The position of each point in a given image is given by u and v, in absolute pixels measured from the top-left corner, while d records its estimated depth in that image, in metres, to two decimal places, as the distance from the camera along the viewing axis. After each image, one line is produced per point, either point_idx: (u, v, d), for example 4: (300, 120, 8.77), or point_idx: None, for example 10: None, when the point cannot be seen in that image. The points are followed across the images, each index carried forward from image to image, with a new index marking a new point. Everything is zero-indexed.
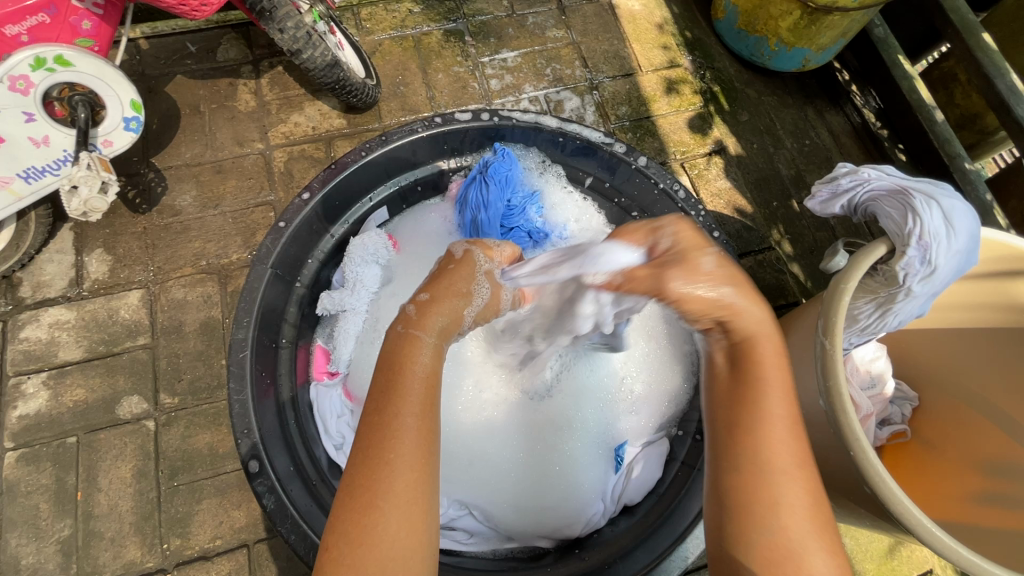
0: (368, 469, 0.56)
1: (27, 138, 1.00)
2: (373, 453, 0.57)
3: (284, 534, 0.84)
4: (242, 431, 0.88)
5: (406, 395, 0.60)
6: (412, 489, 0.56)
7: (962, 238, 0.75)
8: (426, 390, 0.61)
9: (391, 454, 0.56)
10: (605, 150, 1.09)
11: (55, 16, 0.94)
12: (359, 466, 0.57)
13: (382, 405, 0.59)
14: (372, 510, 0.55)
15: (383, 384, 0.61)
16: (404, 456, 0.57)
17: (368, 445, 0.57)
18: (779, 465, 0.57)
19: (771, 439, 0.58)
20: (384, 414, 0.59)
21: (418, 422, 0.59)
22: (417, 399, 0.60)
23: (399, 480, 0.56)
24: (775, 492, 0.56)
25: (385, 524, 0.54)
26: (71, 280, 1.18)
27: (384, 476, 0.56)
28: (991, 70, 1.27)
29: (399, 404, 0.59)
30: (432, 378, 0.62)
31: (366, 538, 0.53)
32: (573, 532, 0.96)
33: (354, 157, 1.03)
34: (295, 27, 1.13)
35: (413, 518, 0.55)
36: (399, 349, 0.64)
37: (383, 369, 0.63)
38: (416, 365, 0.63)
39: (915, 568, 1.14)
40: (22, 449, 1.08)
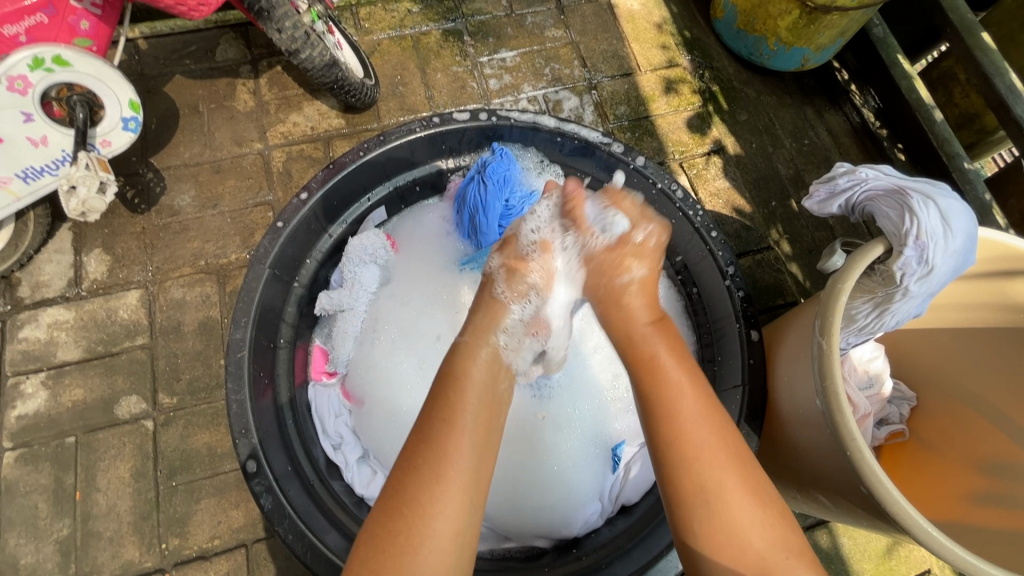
0: (407, 488, 0.59)
1: (26, 138, 1.00)
2: (416, 474, 0.60)
3: (282, 534, 0.84)
4: (240, 431, 0.88)
5: (459, 421, 0.64)
6: (453, 510, 0.58)
7: (958, 238, 0.75)
8: (479, 414, 0.65)
9: (438, 474, 0.60)
10: (603, 150, 1.09)
11: (54, 16, 0.94)
12: (399, 484, 0.60)
13: (432, 429, 0.63)
14: (407, 529, 0.57)
15: (435, 408, 0.65)
16: (448, 478, 0.60)
17: (413, 464, 0.61)
18: (704, 461, 0.63)
19: (683, 437, 0.65)
20: (434, 438, 0.62)
21: (470, 445, 0.63)
22: (467, 424, 0.64)
23: (441, 503, 0.58)
24: (712, 484, 0.62)
25: (419, 541, 0.57)
26: (70, 280, 1.18)
27: (424, 497, 0.58)
28: (990, 69, 1.26)
29: (448, 430, 0.63)
30: (485, 405, 0.67)
31: (396, 557, 0.56)
32: (570, 531, 0.97)
33: (352, 157, 1.03)
34: (293, 27, 1.13)
35: (447, 540, 0.58)
36: (452, 371, 0.69)
37: (438, 390, 0.67)
38: (467, 392, 0.67)
39: (913, 568, 1.14)
40: (21, 449, 1.08)
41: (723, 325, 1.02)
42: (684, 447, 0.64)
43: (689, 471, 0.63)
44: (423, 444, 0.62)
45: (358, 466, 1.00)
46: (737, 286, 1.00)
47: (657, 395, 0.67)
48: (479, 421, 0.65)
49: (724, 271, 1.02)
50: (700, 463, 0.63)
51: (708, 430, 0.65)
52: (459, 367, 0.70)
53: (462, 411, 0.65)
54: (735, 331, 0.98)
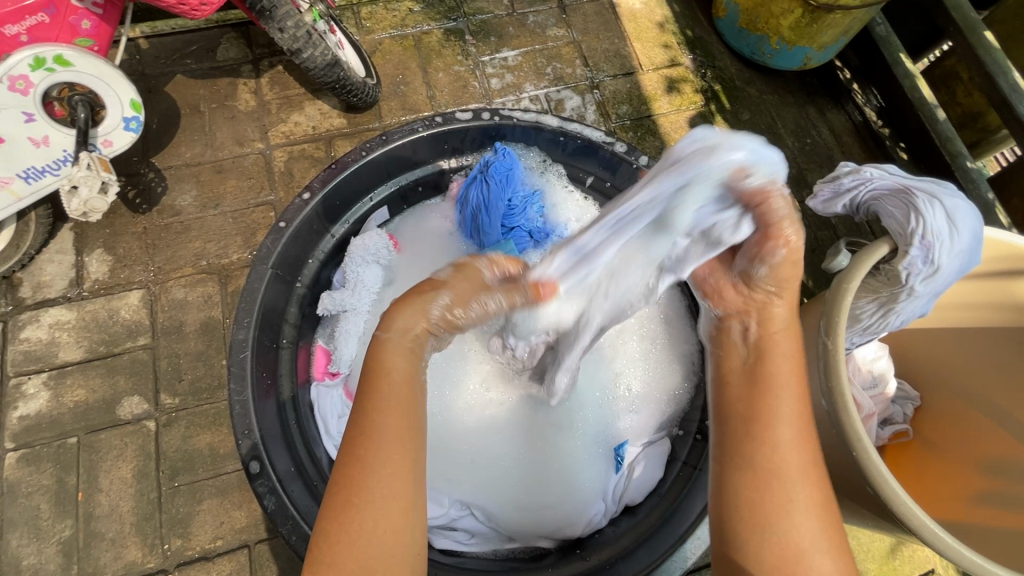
0: (343, 475, 0.57)
1: (26, 138, 0.99)
2: (349, 462, 0.57)
3: (284, 535, 0.84)
4: (242, 432, 0.88)
5: (382, 399, 0.60)
6: (390, 494, 0.56)
7: (964, 237, 0.75)
8: (402, 395, 0.61)
9: (365, 459, 0.57)
10: (606, 149, 1.09)
11: (55, 16, 0.93)
12: (338, 473, 0.57)
13: (358, 411, 0.60)
14: (349, 517, 0.55)
15: (360, 389, 0.61)
16: (378, 460, 0.57)
17: (347, 453, 0.58)
18: (790, 475, 0.57)
19: (776, 449, 0.59)
20: (362, 424, 0.59)
21: (393, 423, 0.59)
22: (392, 403, 0.60)
23: (376, 489, 0.56)
24: (787, 502, 0.56)
25: (361, 531, 0.55)
26: (71, 281, 1.18)
27: (357, 483, 0.56)
28: (993, 68, 1.26)
29: (377, 414, 0.59)
30: (407, 378, 0.63)
31: (345, 548, 0.54)
32: (574, 532, 0.96)
33: (354, 158, 1.03)
34: (295, 26, 1.13)
35: (393, 525, 0.56)
36: (373, 352, 0.64)
37: (362, 372, 0.63)
38: (391, 366, 0.63)
39: (917, 568, 1.14)
40: (22, 450, 1.08)
41: None
42: (772, 458, 0.58)
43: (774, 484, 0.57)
44: (351, 430, 0.59)
45: None
46: None
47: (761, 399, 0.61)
48: (405, 403, 0.61)
49: None
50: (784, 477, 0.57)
51: (801, 442, 0.59)
52: (386, 345, 0.65)
53: (385, 392, 0.61)
54: None
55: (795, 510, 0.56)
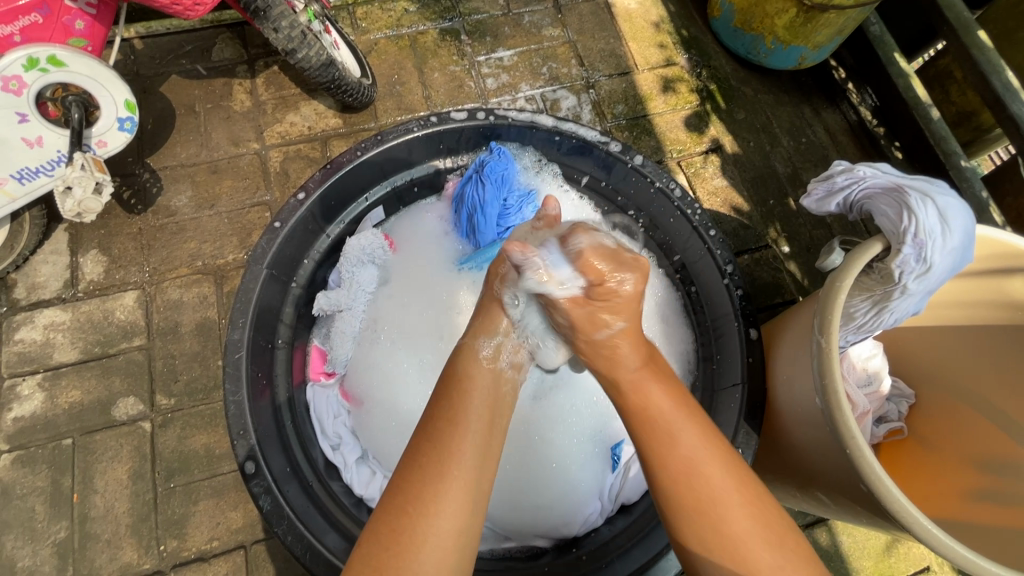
0: (414, 486, 0.61)
1: (21, 139, 0.99)
2: (421, 474, 0.61)
3: (280, 536, 0.84)
4: (238, 432, 0.87)
5: (463, 421, 0.65)
6: (458, 510, 0.60)
7: (957, 235, 0.75)
8: (482, 416, 0.67)
9: (445, 474, 0.61)
10: (601, 148, 1.09)
11: (48, 16, 0.93)
12: (404, 485, 0.61)
13: (432, 435, 0.64)
14: (411, 528, 0.58)
15: (440, 409, 0.66)
16: (450, 478, 0.61)
17: (417, 465, 0.62)
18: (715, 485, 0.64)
19: (688, 477, 0.64)
20: (437, 437, 0.64)
21: (472, 445, 0.64)
22: (473, 430, 0.65)
23: (442, 499, 0.60)
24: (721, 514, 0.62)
25: (422, 540, 0.58)
26: (66, 281, 1.18)
27: (430, 494, 0.60)
28: (986, 67, 1.27)
29: (450, 426, 0.65)
30: (487, 406, 0.68)
31: (397, 552, 0.57)
32: (569, 531, 0.97)
33: (349, 157, 1.02)
34: (290, 26, 1.13)
35: (449, 538, 0.59)
36: (455, 372, 0.71)
37: (442, 391, 0.69)
38: (470, 398, 0.68)
39: (912, 566, 1.15)
40: (17, 451, 1.08)
41: (722, 324, 1.01)
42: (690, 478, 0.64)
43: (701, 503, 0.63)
44: (428, 444, 0.63)
45: (357, 467, 0.99)
46: (735, 284, 1.00)
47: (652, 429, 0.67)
48: (482, 421, 0.66)
49: (723, 270, 1.01)
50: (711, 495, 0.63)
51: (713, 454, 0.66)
52: (462, 373, 0.70)
53: (465, 412, 0.66)
54: (735, 329, 0.98)
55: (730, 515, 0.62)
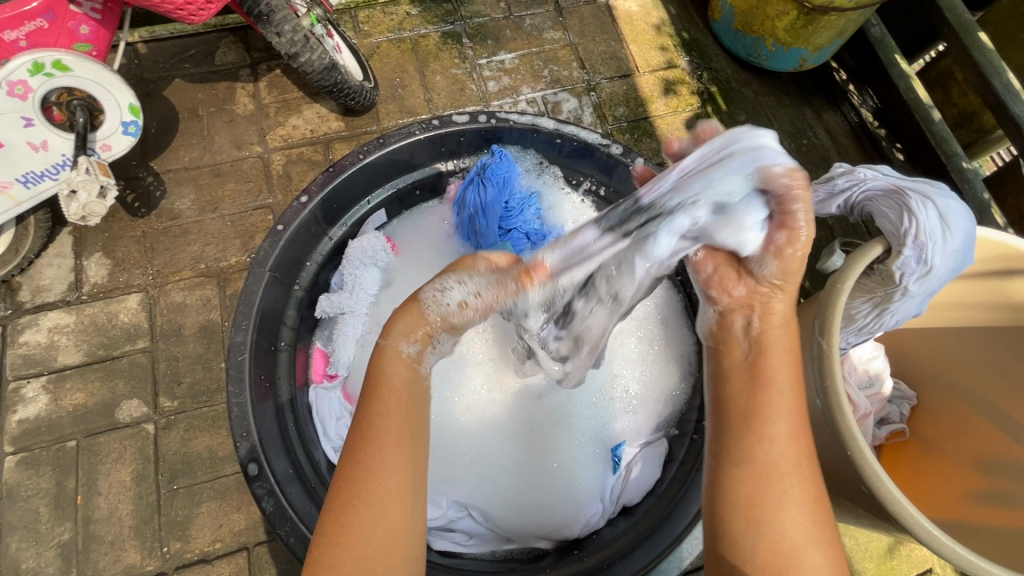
0: (349, 480, 0.59)
1: (26, 143, 1.00)
2: (352, 468, 0.60)
3: (283, 537, 0.85)
4: (241, 433, 0.89)
5: (387, 408, 0.63)
6: (390, 499, 0.59)
7: (957, 237, 0.76)
8: (403, 401, 0.64)
9: (376, 466, 0.59)
10: (602, 151, 1.10)
11: (53, 21, 0.94)
12: (338, 482, 0.60)
13: (358, 426, 0.62)
14: (354, 522, 0.57)
15: (364, 400, 0.64)
16: (379, 468, 0.59)
17: (352, 460, 0.60)
18: (786, 473, 0.59)
19: (769, 459, 0.59)
20: (368, 427, 0.61)
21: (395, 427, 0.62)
22: (398, 413, 0.63)
23: (378, 492, 0.58)
24: (780, 498, 0.58)
25: (365, 531, 0.57)
26: (71, 284, 1.18)
27: (365, 487, 0.58)
28: (987, 69, 1.27)
29: (380, 417, 0.62)
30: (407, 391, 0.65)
31: (344, 549, 0.56)
32: (572, 532, 0.96)
33: (352, 160, 1.04)
34: (292, 30, 1.13)
35: (393, 526, 0.58)
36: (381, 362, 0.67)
37: (367, 381, 0.66)
38: (391, 381, 0.65)
39: (915, 567, 1.14)
40: (22, 453, 1.08)
41: None
42: (769, 457, 0.60)
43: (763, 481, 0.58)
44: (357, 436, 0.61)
45: None
46: None
47: (759, 404, 0.62)
48: (407, 407, 0.64)
49: None
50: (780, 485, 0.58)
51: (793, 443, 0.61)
52: (390, 359, 0.67)
53: (388, 398, 0.64)
54: None
55: (786, 506, 0.57)
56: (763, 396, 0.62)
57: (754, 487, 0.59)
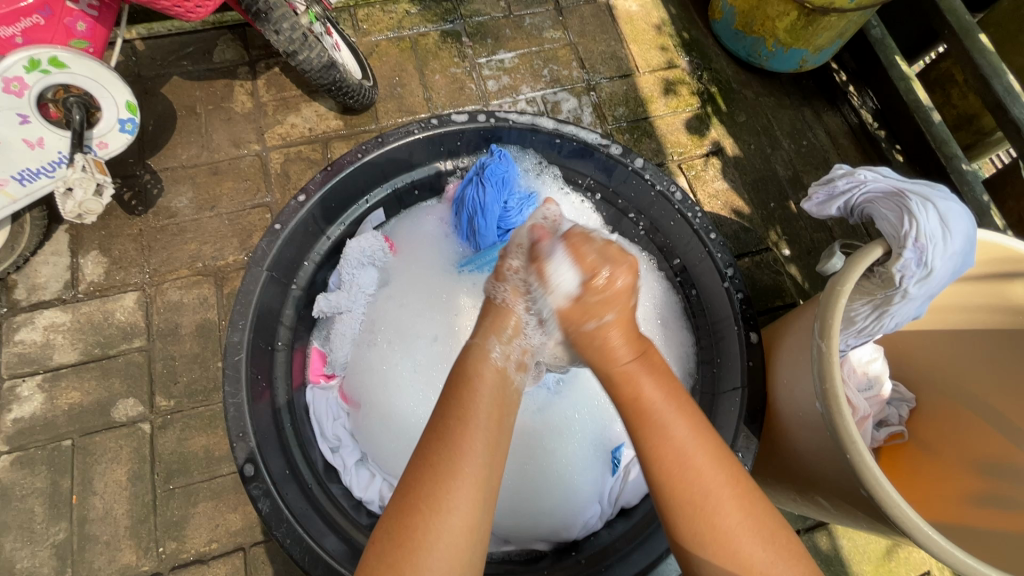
0: (424, 482, 0.60)
1: (22, 140, 0.99)
2: (433, 470, 0.60)
3: (279, 538, 0.83)
4: (237, 435, 0.87)
5: (473, 417, 0.64)
6: (465, 507, 0.59)
7: (958, 240, 0.75)
8: (491, 414, 0.65)
9: (456, 470, 0.60)
10: (601, 151, 1.09)
11: (50, 17, 0.93)
12: (414, 482, 0.60)
13: (440, 432, 0.62)
14: (423, 525, 0.58)
15: (449, 404, 0.65)
16: (462, 473, 0.60)
17: (427, 462, 0.61)
18: (686, 450, 0.64)
19: (661, 449, 0.64)
20: (448, 432, 0.62)
21: (482, 438, 0.63)
22: (481, 422, 0.64)
23: (455, 497, 0.59)
24: (694, 483, 0.63)
25: (433, 536, 0.57)
26: (67, 282, 1.18)
27: (441, 492, 0.59)
28: (987, 71, 1.27)
29: (461, 422, 0.63)
30: (496, 405, 0.66)
31: (412, 551, 0.57)
32: (569, 534, 0.96)
33: (350, 159, 1.03)
34: (291, 28, 1.12)
35: (460, 537, 0.58)
36: (464, 370, 0.68)
37: (450, 388, 0.67)
38: (478, 390, 0.66)
39: (913, 570, 1.14)
40: (17, 452, 1.08)
41: (723, 327, 1.01)
42: (659, 439, 0.64)
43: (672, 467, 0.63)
44: (435, 438, 0.62)
45: (356, 469, 1.00)
46: (736, 287, 1.00)
47: (637, 406, 0.66)
48: (491, 419, 0.65)
49: (723, 273, 1.01)
50: (686, 470, 0.63)
51: (687, 430, 0.66)
52: (469, 368, 0.69)
53: (475, 407, 0.65)
54: (735, 333, 0.98)
55: (708, 487, 0.63)
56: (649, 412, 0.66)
57: (667, 476, 0.63)
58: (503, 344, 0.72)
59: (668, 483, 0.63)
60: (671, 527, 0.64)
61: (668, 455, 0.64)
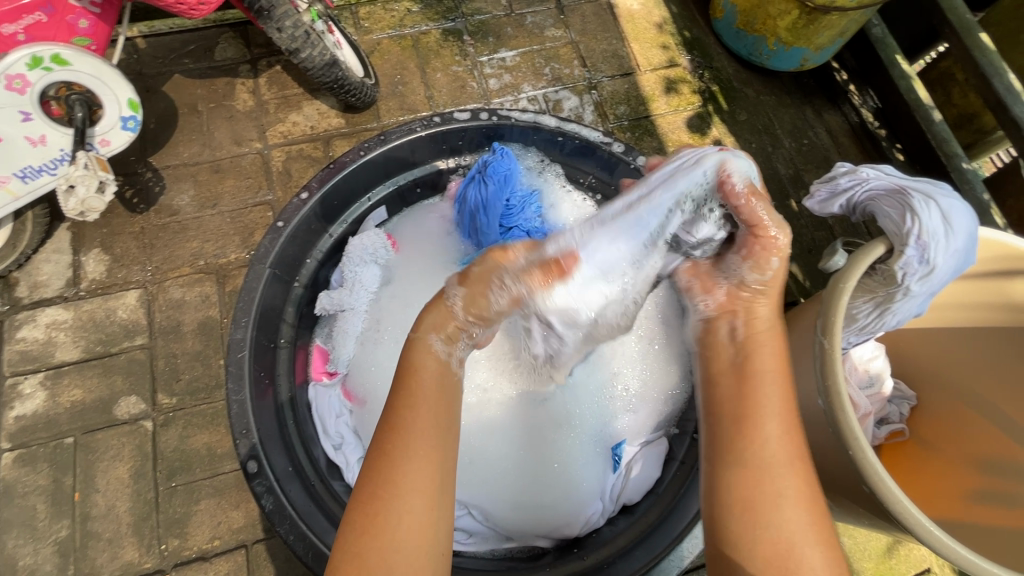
0: (378, 468, 0.61)
1: (24, 137, 0.99)
2: (385, 456, 0.61)
3: (283, 535, 0.85)
4: (241, 431, 0.88)
5: (418, 404, 0.65)
6: (418, 491, 0.60)
7: (959, 237, 0.75)
8: (435, 399, 0.66)
9: (405, 453, 0.61)
10: (603, 149, 1.10)
11: (52, 14, 0.93)
12: (371, 470, 0.61)
13: (389, 418, 0.64)
14: (382, 509, 0.59)
15: (395, 394, 0.66)
16: (411, 455, 0.61)
17: (381, 451, 0.62)
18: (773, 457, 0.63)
19: (758, 456, 0.63)
20: (397, 423, 0.63)
21: (424, 425, 0.64)
22: (426, 409, 0.65)
23: (404, 485, 0.60)
24: (776, 493, 0.61)
25: (393, 520, 0.58)
26: (69, 280, 1.18)
27: (392, 481, 0.60)
28: (988, 70, 1.27)
29: (409, 411, 0.64)
30: (436, 389, 0.67)
31: (371, 541, 0.58)
32: (572, 531, 0.96)
33: (353, 157, 1.04)
34: (293, 26, 1.12)
35: (418, 522, 0.59)
36: (409, 360, 0.70)
37: (397, 378, 0.68)
38: (421, 378, 0.68)
39: (913, 567, 1.15)
40: (19, 450, 1.08)
41: None
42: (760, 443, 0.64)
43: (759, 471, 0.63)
44: (385, 425, 0.64)
45: (359, 467, 0.99)
46: None
47: (751, 404, 0.67)
48: (437, 405, 0.66)
49: None
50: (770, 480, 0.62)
51: (785, 440, 0.65)
52: (411, 358, 0.70)
53: (420, 395, 0.66)
54: None
55: (784, 499, 0.61)
56: (758, 408, 0.66)
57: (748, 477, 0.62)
58: (471, 340, 0.76)
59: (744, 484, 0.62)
60: (731, 522, 0.62)
61: (760, 461, 0.63)
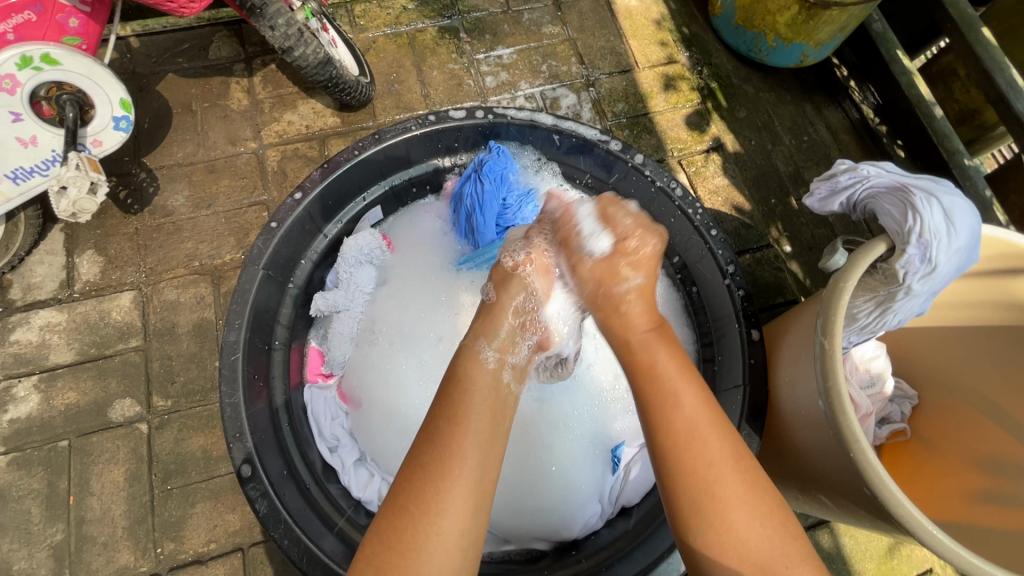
0: (413, 484, 0.60)
1: (15, 138, 0.98)
2: (421, 474, 0.60)
3: (277, 540, 0.83)
4: (234, 435, 0.86)
5: (464, 422, 0.64)
6: (458, 509, 0.59)
7: (962, 235, 0.74)
8: (483, 417, 0.65)
9: (446, 474, 0.60)
10: (601, 147, 1.08)
11: (42, 13, 0.92)
12: (406, 481, 0.60)
13: (434, 438, 0.63)
14: (410, 526, 0.58)
15: (441, 408, 0.65)
16: (451, 476, 0.60)
17: (420, 465, 0.61)
18: (710, 453, 0.63)
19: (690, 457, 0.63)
20: (440, 435, 0.63)
21: (475, 447, 0.63)
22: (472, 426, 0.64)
23: (444, 500, 0.59)
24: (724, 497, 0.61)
25: (423, 539, 0.57)
26: (62, 282, 1.17)
27: (433, 494, 0.59)
28: (990, 65, 1.25)
29: (454, 427, 0.63)
30: (487, 407, 0.66)
31: (400, 554, 0.57)
32: (570, 534, 0.96)
33: (347, 156, 1.01)
34: (287, 24, 1.11)
35: (453, 540, 0.58)
36: (455, 372, 0.70)
37: (443, 391, 0.68)
38: (471, 394, 0.67)
39: (915, 567, 1.14)
40: (13, 453, 1.07)
41: (724, 324, 1.01)
42: (679, 441, 0.63)
43: (695, 476, 0.62)
44: (425, 441, 0.63)
45: (355, 468, 0.99)
46: (737, 284, 0.99)
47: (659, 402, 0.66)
48: (483, 424, 0.65)
49: (725, 270, 1.00)
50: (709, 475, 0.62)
51: (710, 429, 0.64)
52: (461, 369, 0.70)
53: (467, 410, 0.65)
54: (736, 331, 0.98)
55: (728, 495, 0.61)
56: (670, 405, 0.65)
57: (687, 480, 0.62)
58: (494, 348, 0.74)
59: (690, 487, 0.62)
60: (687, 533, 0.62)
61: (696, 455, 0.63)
